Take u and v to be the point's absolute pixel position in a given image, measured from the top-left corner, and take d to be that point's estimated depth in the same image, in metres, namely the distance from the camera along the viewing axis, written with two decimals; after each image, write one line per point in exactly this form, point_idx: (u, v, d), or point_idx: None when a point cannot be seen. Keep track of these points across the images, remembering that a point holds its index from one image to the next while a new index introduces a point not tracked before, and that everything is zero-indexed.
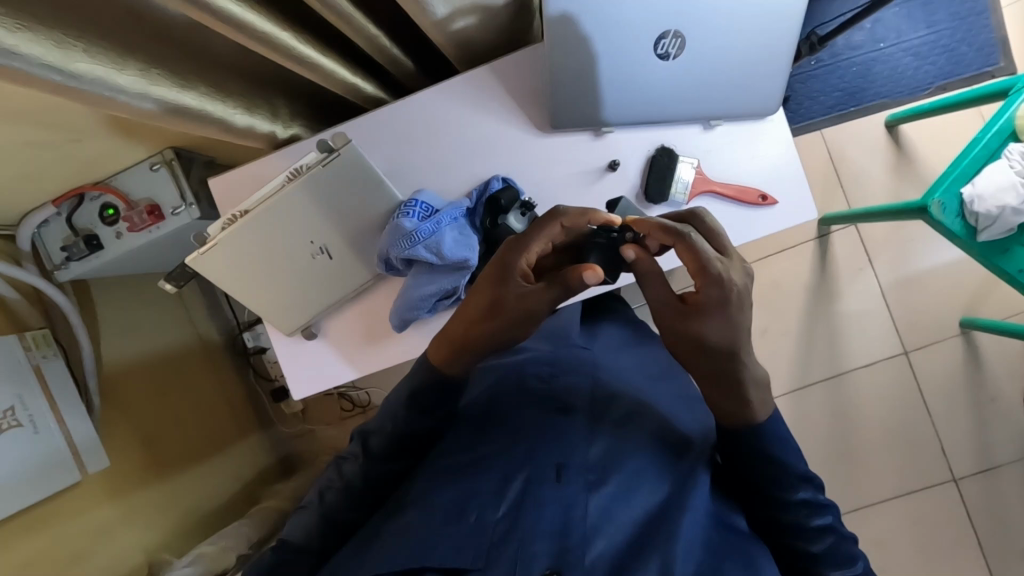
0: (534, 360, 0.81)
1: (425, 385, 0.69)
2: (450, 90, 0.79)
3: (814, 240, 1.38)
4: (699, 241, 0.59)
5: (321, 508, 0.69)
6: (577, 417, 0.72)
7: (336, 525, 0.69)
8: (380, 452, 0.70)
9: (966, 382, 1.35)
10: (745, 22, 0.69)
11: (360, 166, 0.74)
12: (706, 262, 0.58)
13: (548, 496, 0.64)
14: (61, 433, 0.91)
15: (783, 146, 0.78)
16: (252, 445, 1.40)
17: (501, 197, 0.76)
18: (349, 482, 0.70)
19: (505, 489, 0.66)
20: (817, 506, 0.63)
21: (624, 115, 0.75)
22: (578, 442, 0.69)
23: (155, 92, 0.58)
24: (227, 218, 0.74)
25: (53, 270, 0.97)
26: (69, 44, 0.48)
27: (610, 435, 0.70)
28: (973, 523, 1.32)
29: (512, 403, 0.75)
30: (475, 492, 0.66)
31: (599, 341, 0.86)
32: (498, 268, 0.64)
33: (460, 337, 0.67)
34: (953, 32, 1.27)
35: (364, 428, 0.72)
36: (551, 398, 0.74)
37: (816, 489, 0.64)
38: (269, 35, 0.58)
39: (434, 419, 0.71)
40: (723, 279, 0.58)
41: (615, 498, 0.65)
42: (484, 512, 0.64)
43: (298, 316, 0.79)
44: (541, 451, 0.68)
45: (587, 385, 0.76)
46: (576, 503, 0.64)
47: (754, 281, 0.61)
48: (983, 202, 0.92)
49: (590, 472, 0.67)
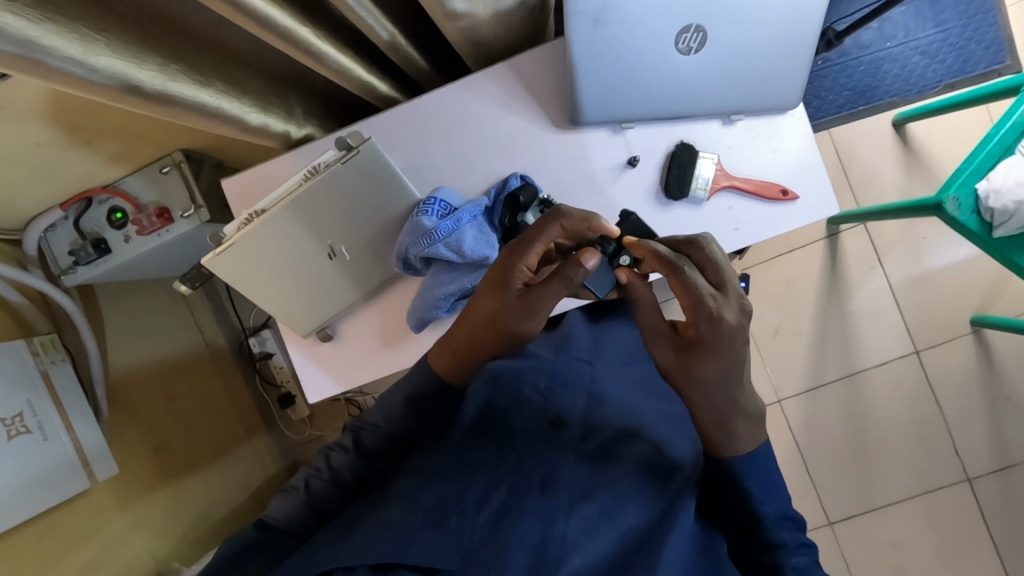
0: (529, 369, 0.79)
1: (426, 391, 0.67)
2: (467, 86, 0.78)
3: (824, 239, 1.37)
4: (694, 276, 0.56)
5: (307, 495, 0.68)
6: (568, 432, 0.71)
7: (318, 513, 0.69)
8: (371, 449, 0.69)
9: (980, 381, 1.34)
10: (766, 18, 0.69)
11: (381, 166, 0.74)
12: (701, 295, 0.55)
13: (530, 508, 0.63)
14: (69, 440, 0.89)
15: (804, 140, 0.77)
16: (257, 449, 1.38)
17: (520, 195, 0.75)
18: (338, 475, 0.69)
19: (489, 497, 0.64)
20: (792, 548, 0.60)
21: (644, 109, 0.75)
22: (565, 458, 0.68)
23: (174, 89, 0.57)
24: (244, 217, 0.73)
25: (60, 275, 0.96)
26: (90, 38, 0.48)
27: (599, 458, 0.68)
28: (989, 527, 1.31)
29: (506, 410, 0.73)
30: (460, 497, 0.64)
31: (604, 351, 0.85)
32: (494, 278, 0.63)
33: (463, 344, 0.66)
34: (962, 31, 1.27)
35: (357, 423, 0.71)
36: (542, 409, 0.73)
37: (796, 528, 0.62)
38: (288, 30, 0.58)
39: (428, 422, 0.69)
40: (715, 316, 0.54)
41: (595, 517, 0.63)
42: (464, 518, 0.62)
43: (314, 318, 0.78)
44: (529, 464, 0.67)
45: (582, 401, 0.75)
46: (558, 518, 0.63)
47: (752, 318, 0.56)
48: (999, 197, 0.92)
49: (575, 488, 0.66)
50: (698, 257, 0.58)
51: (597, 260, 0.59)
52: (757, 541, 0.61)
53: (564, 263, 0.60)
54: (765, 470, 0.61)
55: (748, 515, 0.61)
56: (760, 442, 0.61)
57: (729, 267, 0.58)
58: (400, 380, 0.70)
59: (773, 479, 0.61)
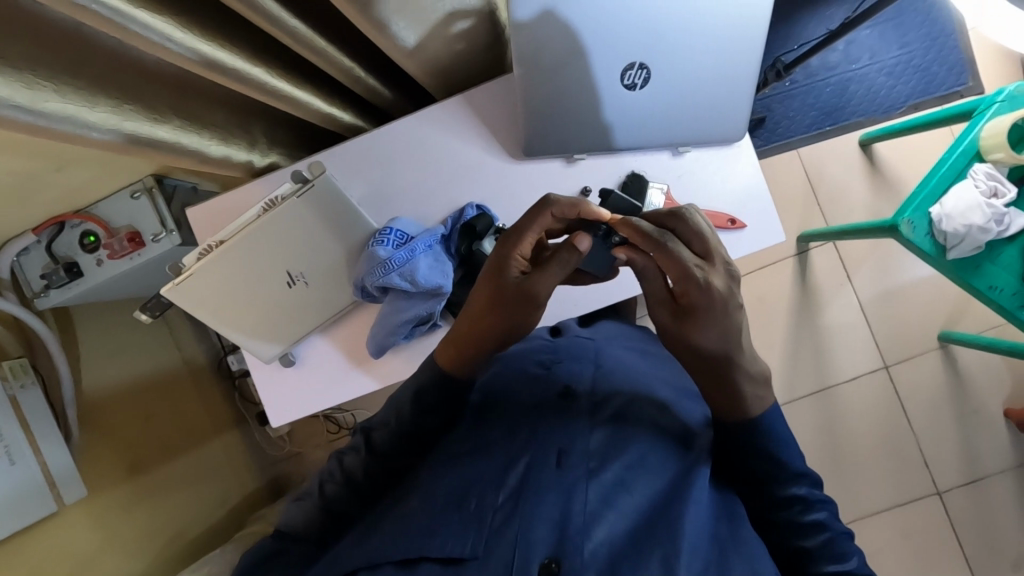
0: (536, 349, 0.78)
1: (429, 390, 0.67)
2: (426, 116, 0.81)
3: (794, 256, 1.39)
4: (682, 249, 0.57)
5: (321, 499, 0.68)
6: (577, 401, 0.68)
7: (335, 514, 0.68)
8: (383, 449, 0.68)
9: (949, 395, 1.36)
10: (702, 67, 0.73)
11: (336, 200, 0.77)
12: (689, 266, 0.57)
13: (548, 481, 0.60)
14: (37, 464, 0.90)
15: (751, 170, 0.80)
16: (225, 444, 1.37)
17: (476, 224, 0.78)
18: (351, 476, 0.68)
19: (507, 473, 0.63)
20: (811, 502, 0.60)
21: (593, 142, 0.78)
22: (579, 427, 0.65)
23: (127, 127, 0.59)
24: (203, 248, 0.74)
25: (32, 298, 0.97)
26: (38, 84, 0.49)
27: (612, 424, 0.65)
28: (960, 540, 1.32)
29: (515, 390, 0.71)
30: (477, 479, 0.63)
31: (600, 333, 0.85)
32: (493, 264, 0.64)
33: (466, 335, 0.66)
34: (925, 53, 1.31)
35: (367, 424, 0.70)
36: (549, 381, 0.71)
37: (813, 484, 0.62)
38: (241, 71, 0.60)
39: (440, 416, 0.69)
40: (705, 284, 0.56)
41: (613, 486, 0.60)
42: (484, 499, 0.61)
43: (276, 343, 0.79)
44: (543, 435, 0.65)
45: (589, 371, 0.72)
46: (577, 489, 0.60)
47: (740, 283, 0.59)
48: (951, 221, 0.94)
49: (591, 459, 0.62)
50: (685, 231, 0.59)
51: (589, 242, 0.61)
52: (780, 500, 0.61)
53: (559, 250, 0.62)
54: (784, 425, 0.62)
55: (773, 472, 0.61)
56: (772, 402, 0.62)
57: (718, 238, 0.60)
58: (407, 380, 0.69)
59: (788, 435, 0.62)
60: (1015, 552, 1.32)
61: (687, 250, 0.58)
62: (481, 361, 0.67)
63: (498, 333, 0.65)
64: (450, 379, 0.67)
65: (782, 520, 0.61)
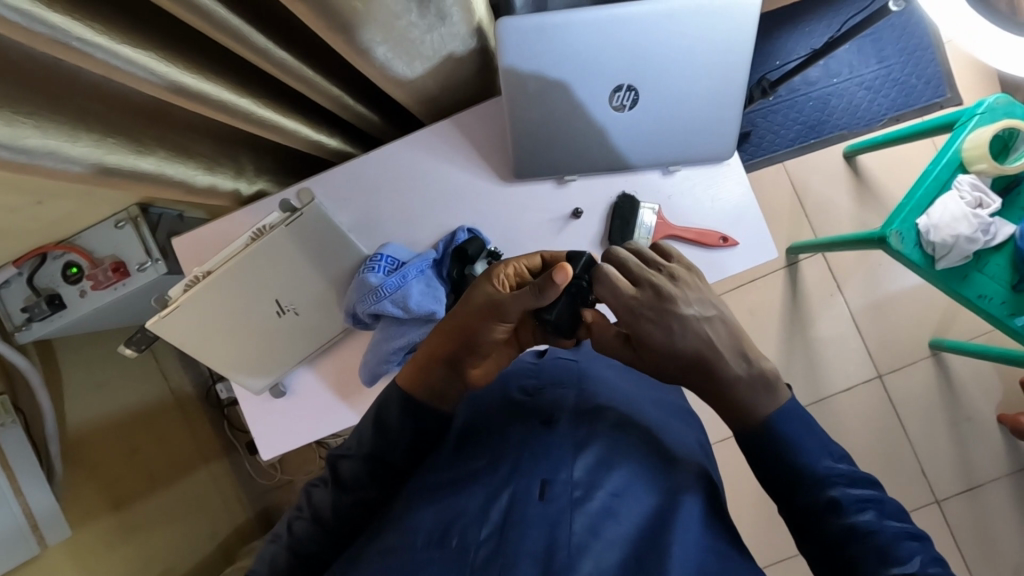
0: (518, 373, 0.75)
1: (394, 410, 0.63)
2: (414, 141, 0.82)
3: (784, 268, 1.40)
4: (618, 277, 0.63)
5: (290, 541, 0.61)
6: (562, 427, 0.63)
7: (304, 560, 0.60)
8: (350, 478, 0.62)
9: (942, 403, 1.37)
10: (686, 88, 0.73)
11: (324, 225, 0.78)
12: (621, 291, 0.63)
13: (532, 516, 0.53)
14: (18, 506, 0.87)
15: (742, 188, 0.81)
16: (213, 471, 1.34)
17: (467, 248, 0.78)
18: (319, 512, 0.61)
19: (489, 507, 0.54)
20: (849, 504, 0.53)
21: (580, 164, 0.79)
22: (563, 454, 0.59)
23: (110, 160, 0.58)
24: (190, 278, 0.74)
25: (13, 331, 0.92)
26: (18, 121, 0.48)
27: (600, 444, 0.61)
28: (960, 548, 1.32)
29: (501, 420, 0.66)
30: (459, 513, 0.54)
31: (585, 352, 0.81)
32: (475, 282, 0.66)
33: (427, 349, 0.65)
34: (902, 67, 1.33)
35: (336, 452, 0.65)
36: (532, 410, 0.66)
37: (849, 483, 0.55)
38: (226, 101, 0.59)
39: (410, 440, 0.63)
40: (664, 303, 0.61)
41: (600, 516, 0.54)
42: (467, 533, 0.52)
43: (267, 374, 0.79)
44: (525, 466, 0.58)
45: (573, 397, 0.68)
46: (562, 520, 0.53)
47: (714, 306, 0.63)
48: (938, 231, 0.94)
49: (576, 488, 0.56)
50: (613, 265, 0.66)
51: (568, 277, 0.58)
52: (793, 504, 0.56)
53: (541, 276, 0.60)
54: (805, 426, 0.57)
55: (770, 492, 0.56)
56: (784, 407, 0.59)
57: (658, 259, 0.66)
58: (371, 406, 0.66)
59: None
60: (1013, 557, 1.32)
61: (624, 282, 0.64)
62: (442, 374, 0.64)
63: (460, 341, 0.64)
64: (414, 401, 0.63)
65: (791, 522, 0.57)
